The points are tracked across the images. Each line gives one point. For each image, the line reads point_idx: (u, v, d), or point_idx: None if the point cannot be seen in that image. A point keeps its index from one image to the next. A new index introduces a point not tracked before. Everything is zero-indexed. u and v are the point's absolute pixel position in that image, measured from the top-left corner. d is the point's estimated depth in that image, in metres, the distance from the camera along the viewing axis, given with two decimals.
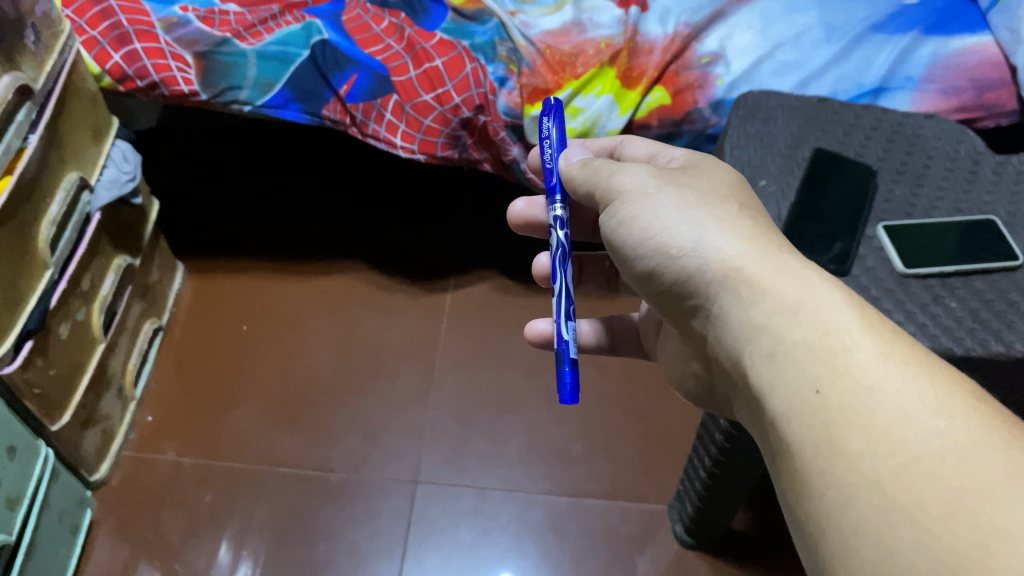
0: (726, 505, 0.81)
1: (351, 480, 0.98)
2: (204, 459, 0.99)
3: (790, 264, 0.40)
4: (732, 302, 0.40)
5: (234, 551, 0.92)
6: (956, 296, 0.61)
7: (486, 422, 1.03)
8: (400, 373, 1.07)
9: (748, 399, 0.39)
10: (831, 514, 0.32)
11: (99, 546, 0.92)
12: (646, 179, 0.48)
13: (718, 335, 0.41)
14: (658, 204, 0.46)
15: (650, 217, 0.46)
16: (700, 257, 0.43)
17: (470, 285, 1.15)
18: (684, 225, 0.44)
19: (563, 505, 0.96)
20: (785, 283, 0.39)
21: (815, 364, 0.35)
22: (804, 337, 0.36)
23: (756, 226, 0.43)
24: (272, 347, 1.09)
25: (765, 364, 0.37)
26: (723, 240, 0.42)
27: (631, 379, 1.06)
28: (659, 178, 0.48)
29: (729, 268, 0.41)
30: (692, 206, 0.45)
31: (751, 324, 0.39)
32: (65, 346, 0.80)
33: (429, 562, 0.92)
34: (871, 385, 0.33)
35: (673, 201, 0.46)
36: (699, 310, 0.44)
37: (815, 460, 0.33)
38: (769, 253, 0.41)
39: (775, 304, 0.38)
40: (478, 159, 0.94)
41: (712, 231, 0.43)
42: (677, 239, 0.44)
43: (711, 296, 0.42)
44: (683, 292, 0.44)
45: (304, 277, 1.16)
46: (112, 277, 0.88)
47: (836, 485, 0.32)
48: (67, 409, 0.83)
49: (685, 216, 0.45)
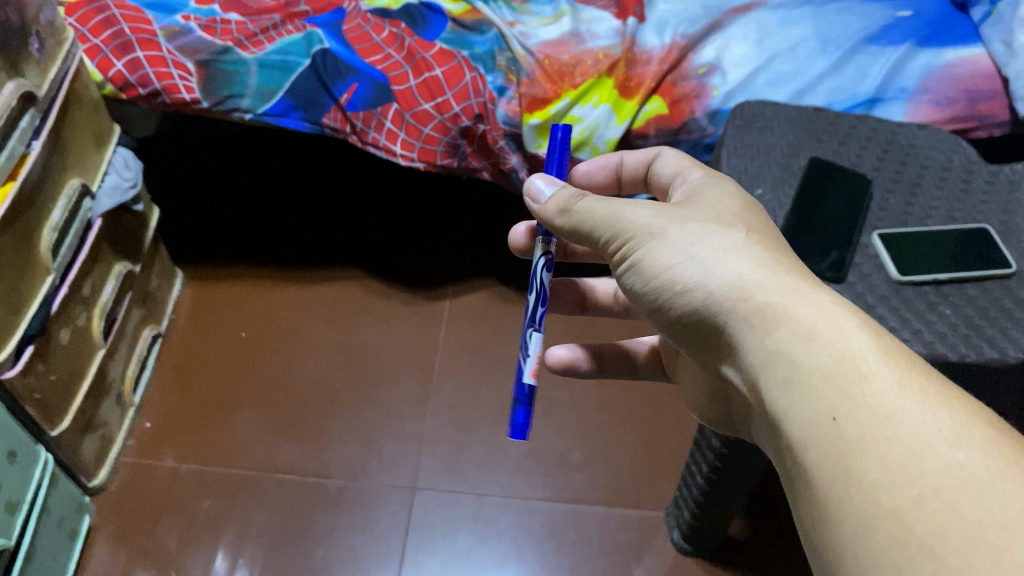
0: (722, 511, 0.82)
1: (350, 486, 0.98)
2: (203, 465, 0.99)
3: (805, 292, 0.39)
4: (748, 332, 0.40)
5: (231, 558, 0.92)
6: (950, 304, 0.62)
7: (484, 429, 1.03)
8: (399, 380, 1.07)
9: (765, 421, 0.39)
10: (849, 544, 0.32)
11: (97, 552, 0.92)
12: (646, 214, 0.46)
13: (736, 362, 0.42)
14: (665, 241, 0.44)
15: (659, 256, 0.44)
16: (717, 294, 0.42)
17: (468, 292, 1.16)
18: (692, 261, 0.43)
19: (561, 511, 0.96)
20: (798, 309, 0.39)
21: (831, 393, 0.35)
22: (820, 364, 0.36)
23: (765, 251, 0.43)
24: (271, 354, 1.09)
25: (781, 392, 0.37)
26: (733, 270, 0.42)
27: (629, 386, 1.07)
28: (659, 210, 0.46)
29: (747, 304, 0.40)
30: (698, 238, 0.44)
31: (765, 350, 0.39)
32: (65, 351, 0.81)
33: (427, 567, 0.92)
34: (888, 414, 0.33)
35: (677, 235, 0.44)
36: (719, 344, 0.43)
37: (832, 489, 0.33)
38: (783, 283, 0.40)
39: (789, 330, 0.38)
40: (477, 168, 0.94)
41: (725, 267, 0.42)
42: (689, 278, 0.43)
43: (726, 327, 0.41)
44: (707, 329, 0.43)
45: (304, 285, 1.16)
46: (113, 283, 0.89)
47: (854, 514, 0.32)
48: (66, 415, 0.83)
49: (692, 251, 0.43)
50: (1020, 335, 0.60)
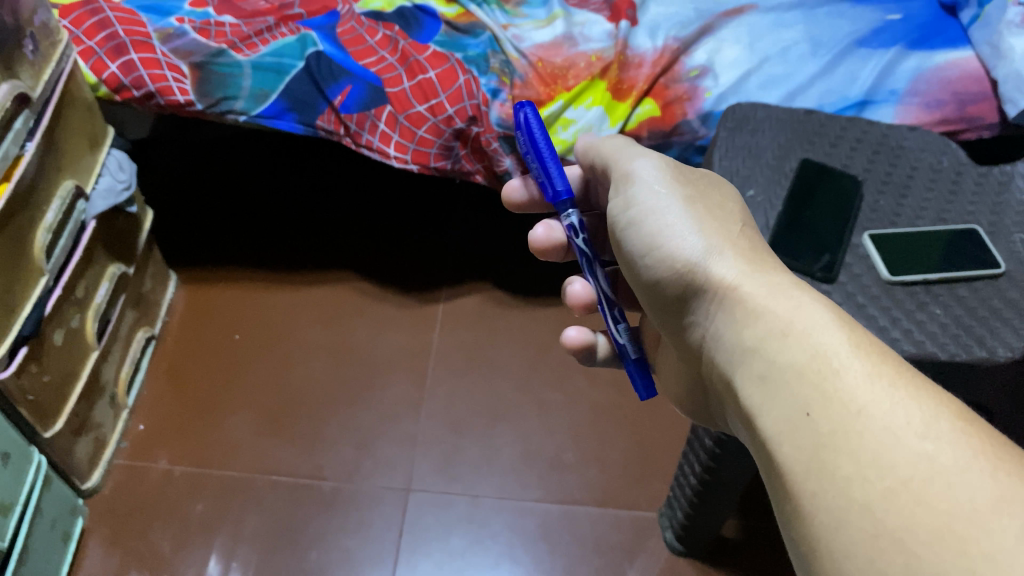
0: (716, 512, 0.82)
1: (344, 488, 0.98)
2: (195, 467, 0.99)
3: (784, 287, 0.40)
4: (730, 327, 0.41)
5: (224, 561, 0.92)
6: (941, 303, 0.63)
7: (477, 430, 1.03)
8: (392, 382, 1.07)
9: (740, 416, 0.39)
10: (822, 538, 0.31)
11: (90, 555, 0.92)
12: (657, 173, 0.49)
13: (712, 356, 0.42)
14: (663, 199, 0.47)
15: (651, 209, 0.47)
16: (693, 252, 0.44)
17: (461, 295, 1.16)
18: (680, 225, 0.46)
19: (555, 512, 0.97)
20: (776, 305, 0.39)
21: (805, 389, 0.35)
22: (795, 361, 0.37)
23: (753, 247, 0.44)
24: (264, 357, 1.09)
25: (756, 387, 0.38)
26: (718, 246, 0.44)
27: (622, 387, 1.07)
28: (670, 175, 0.49)
29: (719, 265, 0.43)
30: (690, 211, 0.46)
31: (743, 347, 0.40)
32: (59, 352, 0.81)
33: (421, 569, 0.92)
34: (859, 409, 0.33)
35: (674, 200, 0.47)
36: (680, 309, 0.46)
37: (805, 483, 0.33)
38: (763, 273, 0.42)
39: (768, 326, 0.39)
40: (471, 171, 0.94)
41: (713, 236, 0.45)
42: (673, 235, 0.46)
43: (695, 285, 0.44)
44: (673, 286, 0.46)
45: (296, 287, 1.16)
46: (106, 285, 0.89)
47: (826, 508, 0.32)
48: (60, 417, 0.83)
49: (683, 217, 0.46)
50: (1009, 336, 0.60)
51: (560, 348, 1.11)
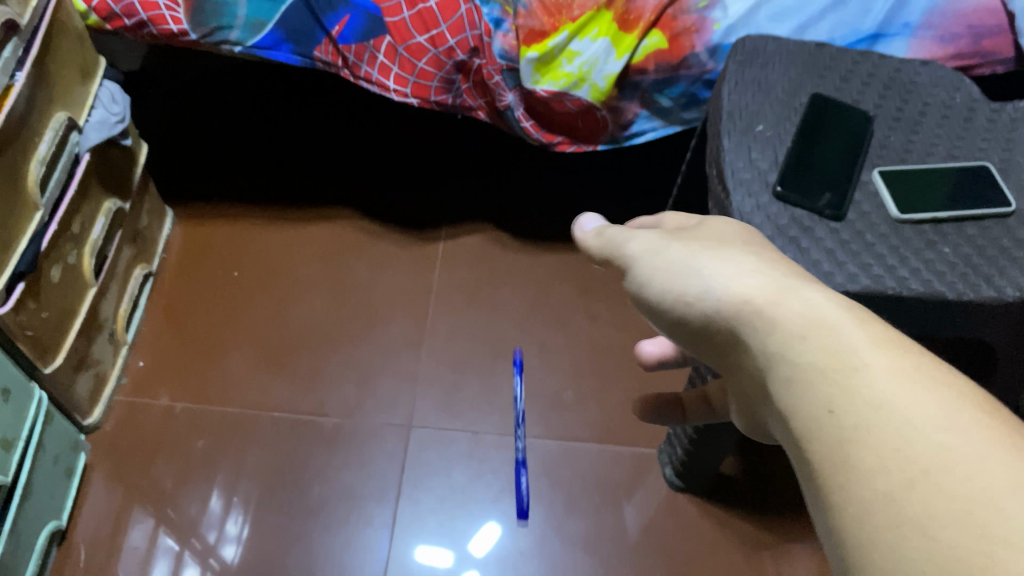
0: (716, 450, 0.83)
1: (346, 424, 0.98)
2: (196, 404, 0.99)
3: (798, 288, 0.37)
4: (752, 338, 0.37)
5: (226, 499, 0.93)
6: (949, 243, 0.63)
7: (477, 369, 1.03)
8: (392, 320, 1.07)
9: (778, 425, 0.36)
10: (848, 533, 0.29)
11: (94, 490, 0.93)
12: (651, 240, 0.45)
13: (751, 374, 0.38)
14: (666, 256, 0.43)
15: (659, 270, 0.43)
16: (714, 298, 0.39)
17: (462, 233, 1.15)
18: (689, 270, 0.41)
19: (555, 449, 0.97)
20: (792, 306, 0.36)
21: (826, 387, 0.33)
22: (815, 361, 0.34)
23: (764, 260, 0.40)
24: (262, 295, 1.09)
25: (784, 395, 0.35)
26: (732, 274, 0.39)
27: (622, 328, 1.07)
28: (663, 234, 0.45)
29: (737, 302, 0.38)
30: (693, 249, 0.42)
31: (767, 356, 0.36)
32: (57, 288, 0.80)
33: (424, 503, 0.93)
34: (882, 403, 0.31)
35: (669, 253, 0.43)
36: (729, 355, 0.40)
37: (832, 480, 0.31)
38: (779, 281, 0.38)
39: (783, 333, 0.36)
40: (471, 107, 0.95)
41: (721, 271, 0.40)
42: (688, 288, 0.41)
43: (733, 335, 0.39)
44: (713, 337, 0.40)
45: (295, 223, 1.15)
46: (103, 220, 0.87)
47: (853, 500, 0.29)
48: (60, 352, 0.82)
49: (690, 260, 0.41)
50: (1017, 275, 0.61)
51: (560, 287, 1.10)
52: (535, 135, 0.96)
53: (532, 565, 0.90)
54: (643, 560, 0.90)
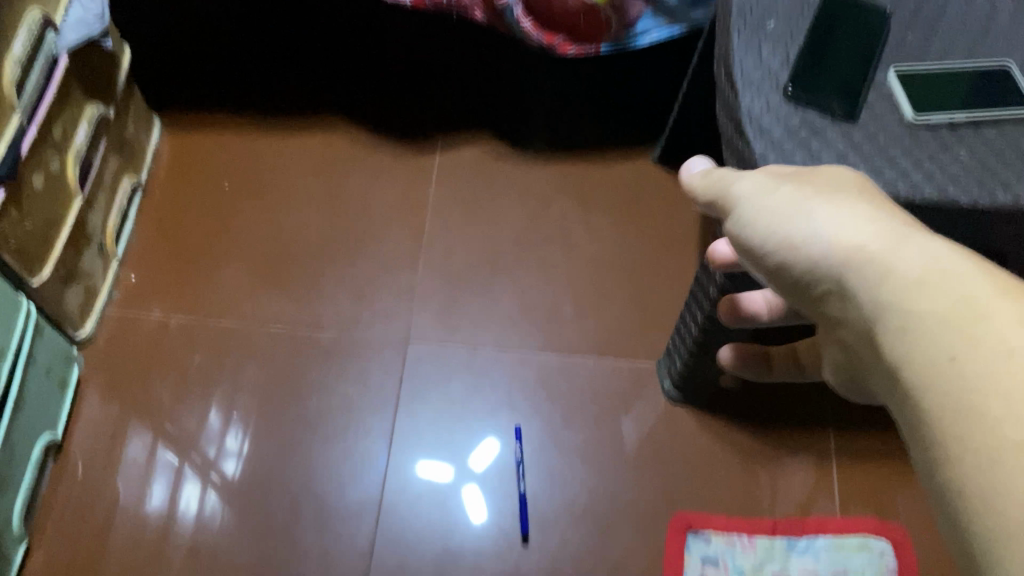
0: (716, 362, 0.82)
1: (343, 338, 0.97)
2: (190, 318, 0.98)
3: (919, 238, 0.34)
4: (861, 287, 0.34)
5: (224, 413, 0.92)
6: (966, 146, 0.60)
7: (475, 283, 1.02)
8: (388, 233, 1.05)
9: (877, 377, 0.34)
10: (970, 481, 0.28)
11: (89, 404, 0.92)
12: (752, 179, 0.41)
13: (853, 327, 0.35)
14: (768, 192, 0.39)
15: (756, 208, 0.39)
16: (821, 241, 0.36)
17: (458, 143, 1.11)
18: (795, 209, 0.37)
19: (554, 362, 0.96)
20: (912, 255, 0.33)
21: (944, 334, 0.30)
22: (936, 309, 0.31)
23: (878, 206, 0.37)
24: (255, 207, 1.06)
25: (893, 344, 0.32)
26: (845, 218, 0.36)
27: (623, 241, 1.05)
28: (768, 172, 0.41)
29: (849, 248, 0.35)
30: (799, 188, 0.38)
31: (879, 306, 0.33)
32: (40, 197, 0.77)
33: (422, 416, 0.93)
34: (1013, 351, 0.29)
35: (776, 198, 0.39)
36: (827, 309, 0.37)
37: (951, 430, 0.29)
38: (898, 230, 0.34)
39: (900, 280, 0.33)
40: (467, 6, 0.89)
41: (832, 214, 0.36)
42: (791, 229, 0.37)
43: (835, 283, 0.35)
44: (810, 285, 0.37)
45: (286, 133, 1.12)
46: (86, 126, 0.84)
47: (977, 451, 0.28)
48: (48, 263, 0.80)
49: (796, 200, 0.38)
50: None
51: (560, 199, 1.08)
52: (535, 36, 0.90)
53: (530, 475, 0.90)
54: (641, 470, 0.90)
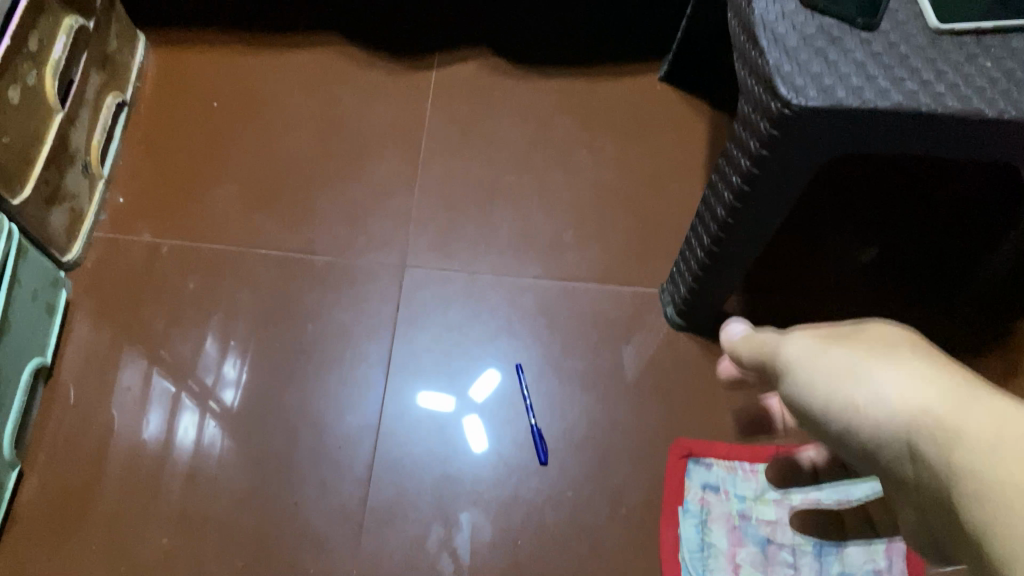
0: (720, 287, 0.79)
1: (338, 263, 0.95)
2: (180, 241, 0.95)
3: (970, 389, 0.36)
4: (921, 440, 0.36)
5: (222, 341, 0.91)
6: (992, 57, 0.56)
7: (474, 207, 0.99)
8: (384, 156, 1.01)
9: (951, 521, 0.34)
10: None
11: (78, 328, 0.90)
12: (808, 347, 0.46)
13: (922, 483, 0.36)
14: (819, 367, 0.44)
15: (817, 376, 0.44)
16: (879, 403, 0.39)
17: (456, 62, 1.07)
18: (851, 376, 0.42)
19: (554, 288, 0.94)
20: (966, 407, 0.35)
21: (999, 476, 0.31)
22: (994, 451, 0.32)
23: (932, 363, 0.39)
24: (244, 127, 1.02)
25: (959, 491, 0.33)
26: (897, 381, 0.39)
27: (626, 165, 1.01)
28: (823, 338, 0.46)
29: (905, 407, 0.38)
30: (851, 355, 0.43)
31: (937, 459, 0.35)
32: (15, 112, 0.74)
33: (419, 342, 0.91)
34: None
35: (829, 365, 0.44)
36: (899, 467, 0.39)
37: None
38: (950, 384, 0.37)
39: (955, 434, 0.34)
40: None
41: (886, 377, 0.40)
42: (851, 396, 0.41)
43: (902, 444, 0.38)
44: (877, 448, 0.40)
45: (277, 51, 1.07)
46: (64, 39, 0.80)
47: None
48: (28, 182, 0.78)
49: (851, 368, 0.42)
50: None
51: (562, 121, 1.04)
52: None
53: (531, 402, 0.88)
54: (643, 398, 0.89)
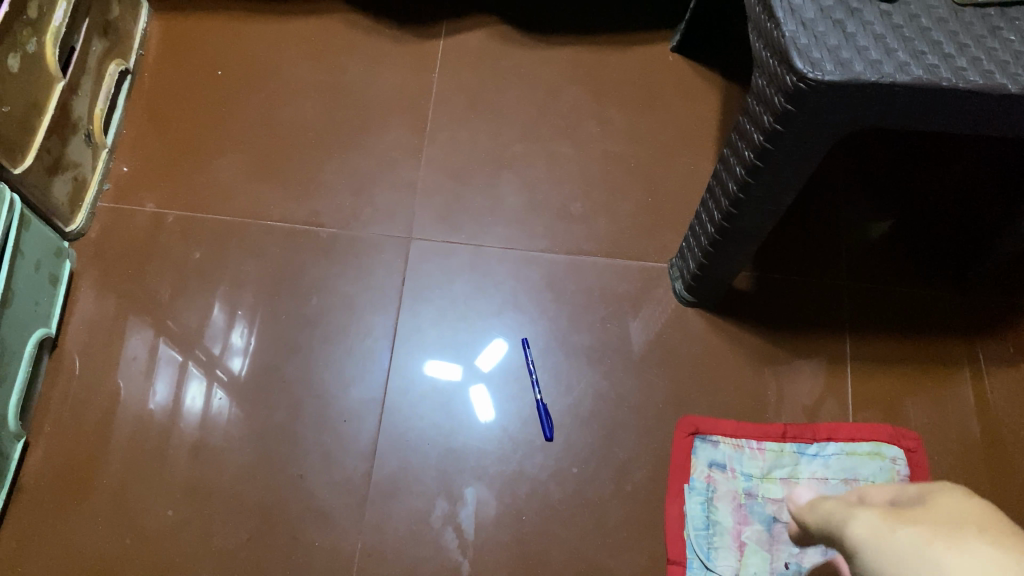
0: (730, 263, 0.78)
1: (343, 234, 0.94)
2: (184, 211, 0.94)
3: None
4: None
5: (228, 312, 0.90)
6: (1016, 30, 0.55)
7: (480, 179, 0.97)
8: (390, 126, 1.00)
9: None
10: None
11: (83, 298, 0.90)
12: (873, 525, 0.45)
13: None
14: (888, 542, 0.43)
15: (881, 551, 0.42)
16: None
17: (462, 31, 1.05)
18: (918, 557, 0.40)
19: (561, 262, 0.93)
20: None
21: None
22: None
23: (1004, 552, 0.38)
24: (248, 95, 1.01)
25: None
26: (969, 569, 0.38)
27: (635, 136, 1.00)
28: (888, 517, 0.45)
29: None
30: (917, 536, 0.42)
31: None
32: (16, 81, 0.74)
33: (425, 316, 0.90)
34: None
35: (896, 543, 0.42)
36: None
37: None
38: None
39: None
40: None
41: (956, 563, 0.38)
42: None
43: None
44: None
45: (281, 17, 1.06)
46: (65, 5, 0.79)
47: None
48: (31, 151, 0.77)
49: (918, 547, 0.41)
50: None
51: (570, 91, 1.02)
52: None
53: (538, 377, 0.87)
54: (650, 374, 0.88)
